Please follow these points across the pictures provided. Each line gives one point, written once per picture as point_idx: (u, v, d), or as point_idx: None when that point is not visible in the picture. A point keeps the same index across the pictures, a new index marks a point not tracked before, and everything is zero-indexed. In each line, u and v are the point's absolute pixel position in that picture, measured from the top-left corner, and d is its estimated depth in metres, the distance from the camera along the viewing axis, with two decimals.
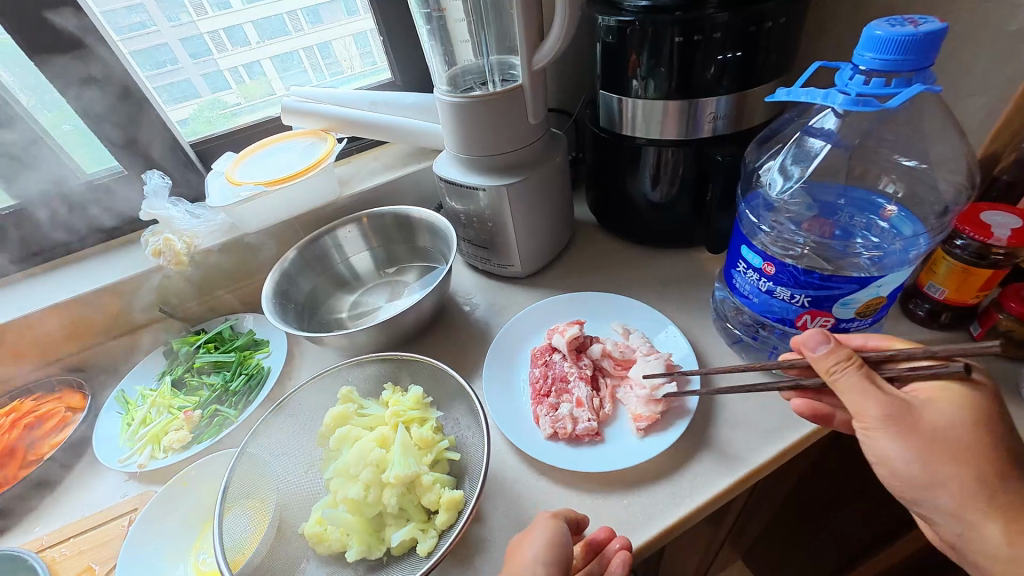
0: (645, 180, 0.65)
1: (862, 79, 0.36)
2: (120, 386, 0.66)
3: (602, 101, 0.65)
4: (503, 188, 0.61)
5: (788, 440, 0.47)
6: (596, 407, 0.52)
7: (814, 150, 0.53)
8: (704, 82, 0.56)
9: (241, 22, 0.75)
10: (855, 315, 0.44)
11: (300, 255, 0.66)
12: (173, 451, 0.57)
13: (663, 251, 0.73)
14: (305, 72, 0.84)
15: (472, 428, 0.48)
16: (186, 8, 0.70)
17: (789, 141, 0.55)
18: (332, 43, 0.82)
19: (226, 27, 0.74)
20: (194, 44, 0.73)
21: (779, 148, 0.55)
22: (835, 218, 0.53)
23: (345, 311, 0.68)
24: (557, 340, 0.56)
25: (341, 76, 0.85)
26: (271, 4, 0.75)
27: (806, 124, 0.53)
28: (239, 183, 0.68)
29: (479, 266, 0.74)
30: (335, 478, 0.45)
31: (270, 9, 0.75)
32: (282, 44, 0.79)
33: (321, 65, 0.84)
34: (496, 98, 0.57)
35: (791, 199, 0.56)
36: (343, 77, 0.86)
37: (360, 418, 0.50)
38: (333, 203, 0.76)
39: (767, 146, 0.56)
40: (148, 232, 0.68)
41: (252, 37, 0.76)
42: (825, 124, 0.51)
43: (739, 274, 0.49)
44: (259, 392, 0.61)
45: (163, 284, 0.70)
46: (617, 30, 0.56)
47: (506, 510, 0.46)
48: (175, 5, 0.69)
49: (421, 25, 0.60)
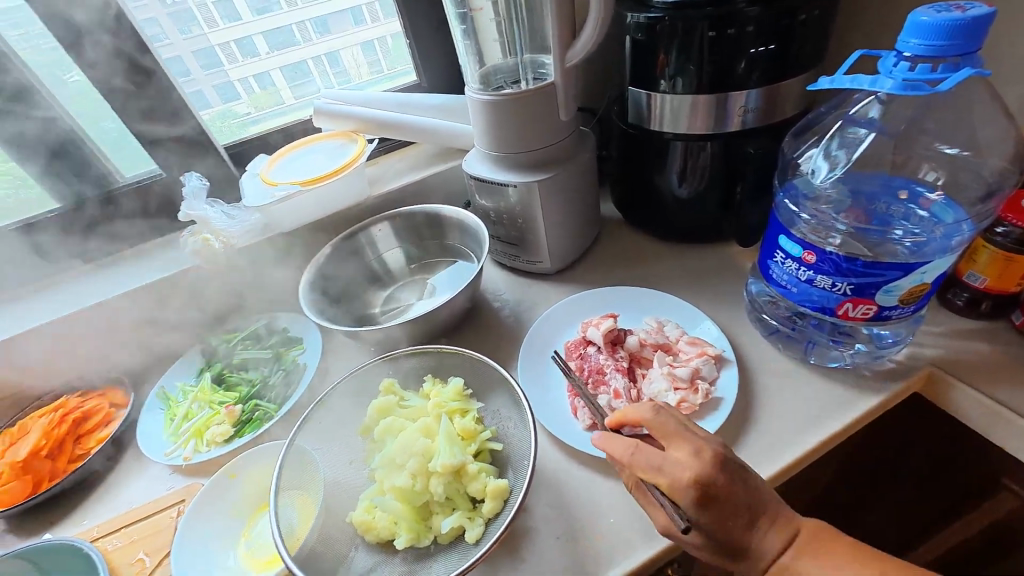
0: (672, 175, 0.66)
1: (907, 66, 0.36)
2: (160, 383, 0.67)
3: (630, 97, 0.65)
4: (533, 184, 0.62)
5: (829, 430, 0.48)
6: (633, 398, 0.52)
7: (858, 137, 0.54)
8: (733, 77, 0.56)
9: (250, 34, 0.76)
10: (898, 302, 0.44)
11: (334, 251, 0.68)
12: (215, 444, 0.58)
13: (691, 245, 0.73)
14: (315, 81, 0.85)
15: (514, 419, 0.49)
16: (197, 21, 0.72)
17: (830, 132, 0.55)
18: (340, 53, 0.84)
19: (236, 40, 0.76)
20: (205, 56, 0.75)
21: (817, 139, 0.56)
22: (875, 207, 0.53)
23: (377, 306, 0.69)
24: (593, 333, 0.57)
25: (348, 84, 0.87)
26: (280, 15, 0.77)
27: (846, 114, 0.54)
28: (275, 183, 0.69)
29: (507, 263, 0.75)
30: (381, 468, 0.46)
31: (278, 20, 0.77)
32: (290, 54, 0.81)
33: (329, 73, 0.85)
34: (527, 95, 0.58)
35: (832, 188, 0.56)
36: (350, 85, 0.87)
37: (403, 410, 0.51)
38: (363, 203, 0.77)
39: (803, 137, 0.57)
40: (187, 232, 0.69)
41: (262, 48, 0.78)
42: (870, 112, 0.52)
43: (776, 264, 0.49)
44: (297, 388, 0.62)
45: (200, 283, 0.71)
46: (646, 26, 0.57)
47: (548, 500, 0.47)
48: (187, 18, 0.71)
49: (457, 26, 0.62)
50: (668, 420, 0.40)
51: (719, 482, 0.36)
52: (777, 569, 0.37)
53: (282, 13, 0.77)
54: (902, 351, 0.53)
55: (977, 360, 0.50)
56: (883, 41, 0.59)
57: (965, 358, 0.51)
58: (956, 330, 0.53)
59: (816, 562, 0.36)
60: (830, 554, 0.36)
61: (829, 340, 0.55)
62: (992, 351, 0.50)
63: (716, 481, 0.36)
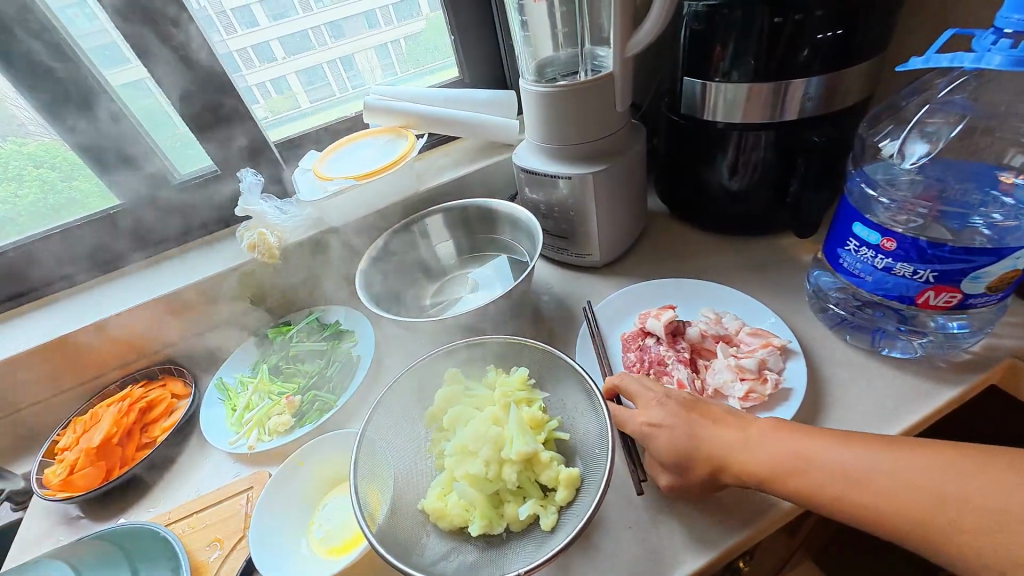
0: (723, 168, 0.65)
1: (1007, 43, 0.35)
2: (218, 374, 0.69)
3: (683, 88, 0.65)
4: (588, 175, 0.62)
5: (907, 422, 0.46)
6: (699, 388, 0.52)
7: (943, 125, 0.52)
8: (796, 65, 0.55)
9: (268, 39, 0.75)
10: (985, 290, 0.43)
11: (389, 242, 0.68)
12: (277, 434, 0.59)
13: (743, 237, 0.72)
14: (330, 85, 0.83)
15: (580, 408, 0.49)
16: (217, 27, 0.70)
17: (913, 119, 0.54)
18: (353, 57, 0.82)
19: (254, 45, 0.74)
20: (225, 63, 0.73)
21: (897, 127, 0.55)
22: (959, 194, 0.52)
23: (429, 298, 0.70)
24: (653, 323, 0.56)
25: (361, 88, 0.86)
26: (297, 19, 0.75)
27: (934, 98, 0.53)
28: (330, 178, 0.70)
29: (554, 257, 0.75)
30: (452, 455, 0.46)
31: (294, 25, 0.76)
32: (304, 59, 0.79)
33: (343, 77, 0.83)
34: (585, 86, 0.58)
35: (915, 174, 0.54)
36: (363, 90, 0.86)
37: (468, 398, 0.51)
38: (411, 197, 0.78)
39: (882, 125, 0.57)
40: (243, 226, 0.71)
41: (280, 53, 0.77)
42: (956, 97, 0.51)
43: (848, 253, 0.49)
44: (354, 379, 0.63)
45: (255, 277, 0.73)
46: (705, 15, 0.57)
47: (618, 491, 0.47)
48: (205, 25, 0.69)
49: (516, 20, 0.63)
50: (631, 380, 0.48)
51: (669, 420, 0.43)
52: (787, 475, 0.38)
53: (299, 16, 0.75)
54: (976, 345, 0.51)
55: None
56: (954, 23, 0.57)
57: None
58: None
59: (837, 452, 0.38)
60: (845, 442, 0.39)
61: (898, 329, 0.54)
62: None
63: (666, 419, 0.43)
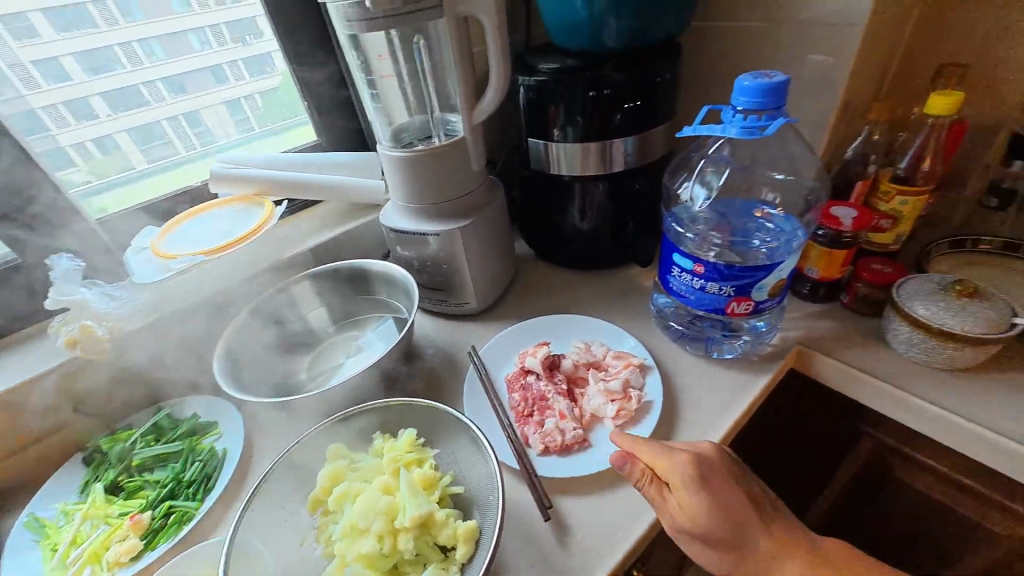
0: (574, 213, 0.75)
1: (742, 116, 0.47)
2: (29, 510, 0.55)
3: (529, 147, 0.73)
4: (454, 230, 0.66)
5: (739, 411, 0.56)
6: (578, 415, 0.56)
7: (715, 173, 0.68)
8: (613, 127, 0.67)
9: (85, 95, 0.67)
10: (768, 296, 0.55)
11: (251, 316, 0.64)
12: (120, 566, 0.49)
13: (600, 271, 0.82)
14: (171, 144, 0.76)
15: (472, 458, 0.50)
16: (11, 82, 0.60)
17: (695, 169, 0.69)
18: (199, 113, 0.77)
19: (65, 102, 0.65)
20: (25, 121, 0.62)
21: (688, 175, 0.70)
22: (738, 224, 0.66)
23: (303, 372, 0.65)
24: (531, 362, 0.61)
25: (212, 146, 0.80)
26: (125, 74, 0.69)
27: (707, 152, 0.68)
28: (173, 255, 0.64)
29: (434, 309, 0.76)
30: (342, 538, 0.43)
31: (121, 80, 0.69)
32: (138, 115, 0.72)
33: (188, 135, 0.77)
34: (440, 150, 0.62)
35: (706, 211, 0.68)
36: (215, 147, 0.81)
37: (355, 472, 0.49)
38: (274, 265, 0.73)
39: (680, 173, 0.71)
40: (58, 321, 0.60)
41: (102, 110, 0.69)
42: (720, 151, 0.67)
43: (674, 278, 0.58)
44: (220, 477, 0.55)
45: (77, 379, 0.61)
46: (536, 88, 0.66)
47: (518, 532, 0.48)
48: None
49: (366, 91, 0.66)
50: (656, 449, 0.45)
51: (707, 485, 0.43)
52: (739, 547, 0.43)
53: (126, 72, 0.69)
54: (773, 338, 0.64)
55: (828, 335, 0.63)
56: (716, 91, 0.74)
57: (820, 335, 0.64)
58: (809, 314, 0.67)
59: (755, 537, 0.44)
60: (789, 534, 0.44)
61: (720, 334, 0.65)
62: (837, 326, 0.64)
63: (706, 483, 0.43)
